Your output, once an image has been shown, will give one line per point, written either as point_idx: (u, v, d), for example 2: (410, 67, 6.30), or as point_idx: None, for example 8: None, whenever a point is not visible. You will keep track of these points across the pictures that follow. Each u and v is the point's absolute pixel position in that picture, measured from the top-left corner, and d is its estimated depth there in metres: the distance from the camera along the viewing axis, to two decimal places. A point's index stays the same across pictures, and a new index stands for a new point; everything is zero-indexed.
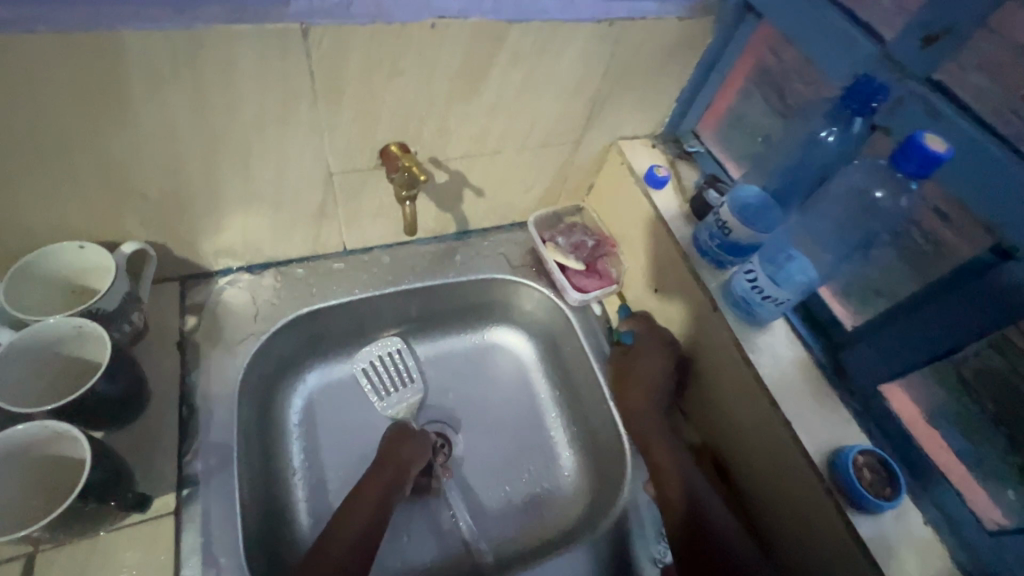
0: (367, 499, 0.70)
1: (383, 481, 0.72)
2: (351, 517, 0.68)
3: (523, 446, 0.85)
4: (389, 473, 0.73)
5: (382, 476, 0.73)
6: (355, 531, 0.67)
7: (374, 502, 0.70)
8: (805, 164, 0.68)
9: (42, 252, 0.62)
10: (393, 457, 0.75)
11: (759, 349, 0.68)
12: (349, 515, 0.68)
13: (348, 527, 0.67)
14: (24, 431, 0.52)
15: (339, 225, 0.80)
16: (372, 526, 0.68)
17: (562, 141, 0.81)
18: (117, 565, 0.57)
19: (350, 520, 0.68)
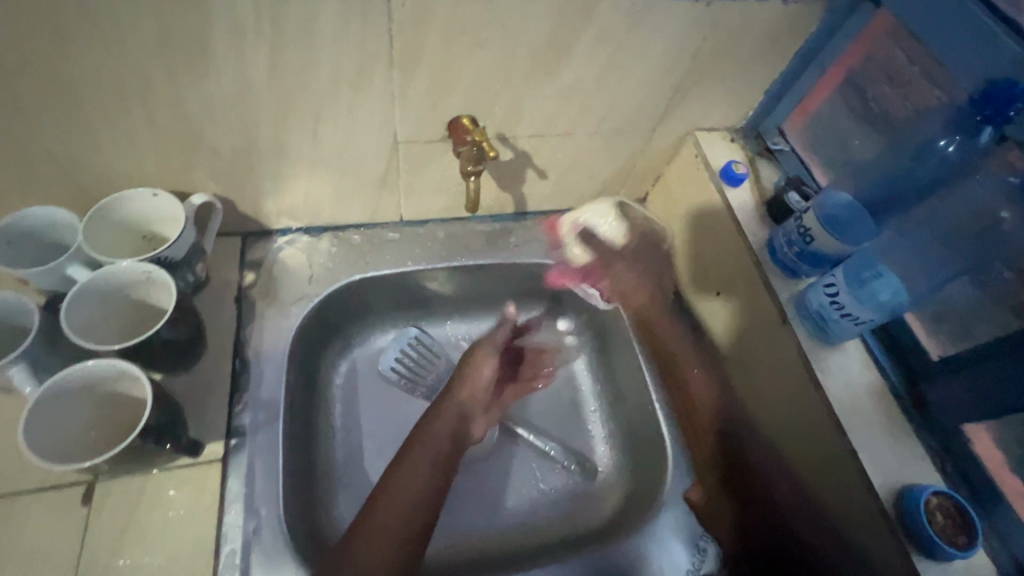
0: (425, 454, 0.66)
1: (441, 440, 0.68)
2: (408, 473, 0.64)
3: (558, 435, 0.83)
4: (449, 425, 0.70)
5: (439, 433, 0.68)
6: (412, 489, 0.63)
7: (430, 460, 0.66)
8: (914, 174, 0.62)
9: (118, 196, 0.63)
10: (447, 415, 0.71)
11: (830, 369, 0.63)
12: (406, 472, 0.64)
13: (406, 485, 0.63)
14: (93, 368, 0.54)
15: (399, 196, 0.79)
16: (428, 485, 0.64)
17: (637, 127, 0.77)
18: (167, 503, 0.60)
19: (405, 477, 0.63)
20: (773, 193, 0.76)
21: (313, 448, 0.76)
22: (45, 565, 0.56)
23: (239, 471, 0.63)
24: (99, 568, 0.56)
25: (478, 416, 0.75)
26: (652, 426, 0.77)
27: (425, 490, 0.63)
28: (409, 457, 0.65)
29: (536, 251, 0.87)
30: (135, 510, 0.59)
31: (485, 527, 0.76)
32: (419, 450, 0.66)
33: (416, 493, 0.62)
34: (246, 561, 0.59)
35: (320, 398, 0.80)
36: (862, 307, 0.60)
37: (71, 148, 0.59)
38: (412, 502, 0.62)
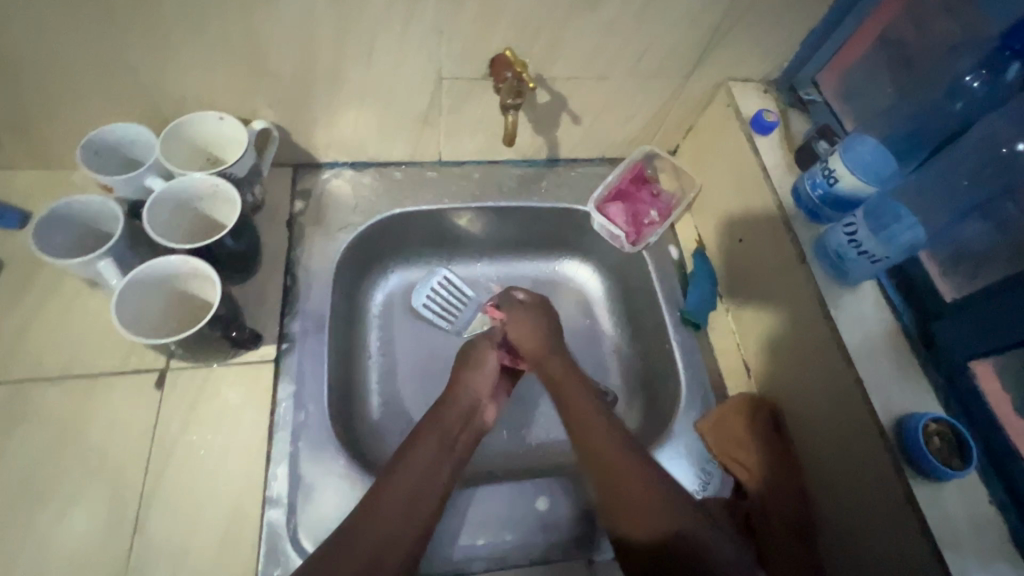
0: (432, 443, 0.67)
1: (449, 427, 0.69)
2: (415, 458, 0.65)
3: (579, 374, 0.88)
4: (458, 413, 0.71)
5: (448, 419, 0.70)
6: (418, 474, 0.63)
7: (437, 447, 0.67)
8: (924, 126, 0.66)
9: (188, 117, 0.69)
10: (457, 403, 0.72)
11: (843, 306, 0.66)
12: (414, 457, 0.65)
13: (411, 469, 0.64)
14: (171, 265, 0.61)
15: (439, 133, 0.83)
16: (438, 469, 0.65)
17: (671, 74, 0.79)
18: (228, 392, 0.68)
19: (413, 462, 0.64)
20: (801, 142, 0.78)
21: (352, 364, 0.83)
22: (126, 435, 0.64)
23: (289, 371, 0.70)
24: (171, 441, 0.64)
25: (486, 402, 0.74)
26: (669, 362, 0.82)
27: (433, 475, 0.64)
28: (418, 444, 0.66)
29: (565, 196, 0.91)
30: (200, 397, 0.67)
31: (502, 447, 0.82)
32: (425, 437, 0.67)
33: (423, 477, 0.63)
34: (295, 446, 0.66)
35: (359, 321, 0.87)
36: (880, 244, 0.62)
37: (151, 68, 0.65)
38: (421, 484, 0.63)
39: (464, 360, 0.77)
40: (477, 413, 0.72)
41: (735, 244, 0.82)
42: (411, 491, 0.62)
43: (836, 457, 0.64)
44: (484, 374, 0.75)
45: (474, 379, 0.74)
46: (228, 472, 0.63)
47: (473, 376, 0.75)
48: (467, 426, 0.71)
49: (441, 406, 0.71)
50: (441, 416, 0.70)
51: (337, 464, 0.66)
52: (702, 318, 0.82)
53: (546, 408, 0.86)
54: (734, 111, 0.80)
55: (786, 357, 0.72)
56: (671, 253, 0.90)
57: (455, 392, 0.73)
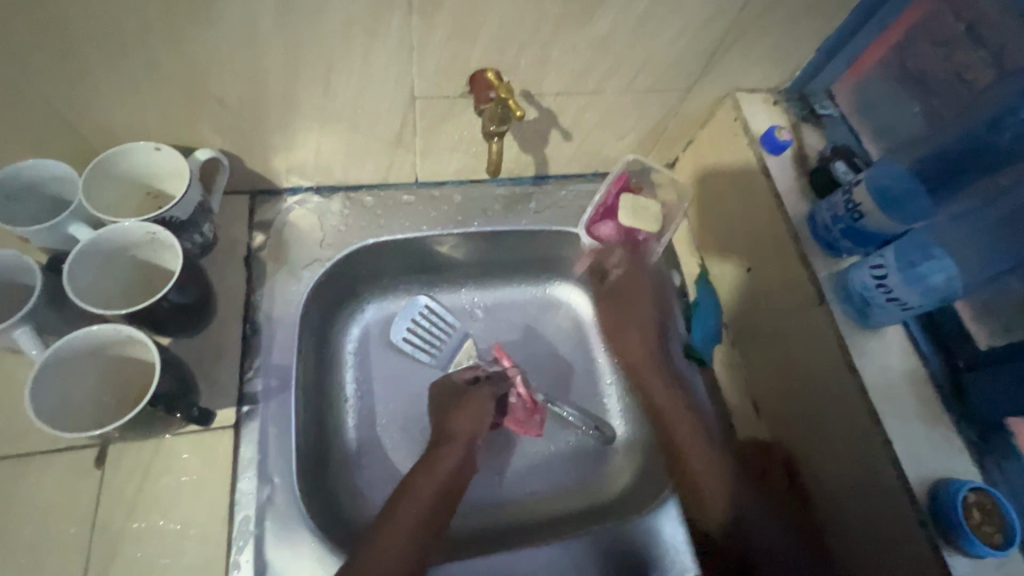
0: (429, 482, 0.67)
1: (443, 473, 0.68)
2: (414, 499, 0.65)
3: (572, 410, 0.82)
4: (455, 457, 0.70)
5: (444, 464, 0.69)
6: (416, 515, 0.63)
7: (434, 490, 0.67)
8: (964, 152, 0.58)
9: (116, 150, 0.59)
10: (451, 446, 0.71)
11: (867, 354, 0.60)
12: (411, 496, 0.65)
13: (410, 513, 0.63)
14: (98, 332, 0.52)
15: (414, 155, 0.74)
16: (437, 507, 0.65)
17: (673, 86, 0.71)
18: (180, 469, 0.59)
19: (409, 504, 0.64)
20: (816, 162, 0.71)
21: (325, 414, 0.75)
22: (61, 526, 0.56)
23: (252, 437, 0.62)
24: (115, 530, 0.56)
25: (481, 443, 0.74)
26: (672, 402, 0.76)
27: (426, 518, 0.64)
28: (413, 481, 0.67)
29: (556, 218, 0.83)
30: (147, 476, 0.58)
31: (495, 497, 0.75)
32: (420, 478, 0.67)
33: (419, 521, 0.63)
34: (259, 527, 0.58)
35: (332, 364, 0.79)
36: (911, 291, 0.56)
37: (65, 97, 0.54)
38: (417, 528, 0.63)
39: (452, 402, 0.75)
40: (470, 452, 0.72)
41: (743, 273, 0.75)
42: (410, 533, 0.62)
43: (861, 516, 0.59)
44: (473, 418, 0.74)
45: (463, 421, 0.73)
46: (183, 563, 0.56)
47: (472, 419, 0.73)
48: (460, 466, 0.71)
49: (438, 444, 0.71)
50: (438, 454, 0.70)
51: (309, 546, 0.59)
52: (707, 352, 0.77)
53: (541, 450, 0.78)
54: (742, 126, 0.73)
55: (801, 400, 0.66)
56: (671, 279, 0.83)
57: (450, 433, 0.72)
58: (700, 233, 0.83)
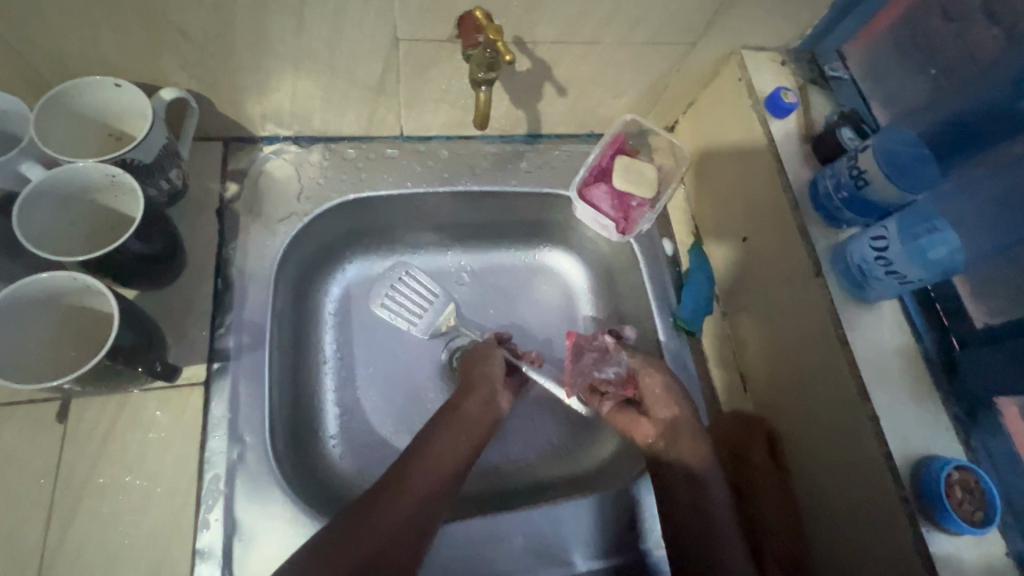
0: (453, 427, 0.64)
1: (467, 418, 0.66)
2: (436, 447, 0.62)
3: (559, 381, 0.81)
4: (480, 402, 0.68)
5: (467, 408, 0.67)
6: (439, 460, 0.61)
7: (458, 431, 0.64)
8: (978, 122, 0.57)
9: (74, 83, 0.54)
10: (478, 391, 0.69)
11: (860, 329, 0.58)
12: (438, 441, 0.62)
13: (428, 461, 0.60)
14: (51, 280, 0.49)
15: (398, 105, 0.70)
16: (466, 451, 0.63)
17: (676, 40, 0.67)
18: (146, 425, 0.57)
19: (433, 449, 0.62)
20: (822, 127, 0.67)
21: (302, 374, 0.73)
22: (21, 479, 0.54)
23: (223, 394, 0.60)
24: (78, 485, 0.54)
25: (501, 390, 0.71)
26: None
27: (446, 463, 0.61)
28: (438, 427, 0.64)
29: (547, 179, 0.79)
30: (111, 431, 0.56)
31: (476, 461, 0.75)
32: (445, 423, 0.65)
33: (442, 463, 0.61)
34: (230, 486, 0.57)
35: (310, 324, 0.76)
36: (912, 264, 0.54)
37: (8, 21, 0.49)
38: (438, 471, 0.60)
39: (476, 352, 0.73)
40: (495, 398, 0.70)
41: (737, 243, 0.73)
42: (432, 474, 0.59)
43: (836, 487, 0.59)
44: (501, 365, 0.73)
45: (490, 368, 0.72)
46: (150, 520, 0.54)
47: (488, 370, 0.71)
48: (487, 413, 0.68)
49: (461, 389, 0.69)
50: (455, 408, 0.67)
51: (280, 506, 0.57)
52: (697, 325, 0.74)
53: (516, 417, 0.79)
54: (747, 87, 0.69)
55: (789, 375, 0.65)
56: (663, 247, 0.80)
57: (474, 379, 0.70)
58: (696, 200, 0.80)
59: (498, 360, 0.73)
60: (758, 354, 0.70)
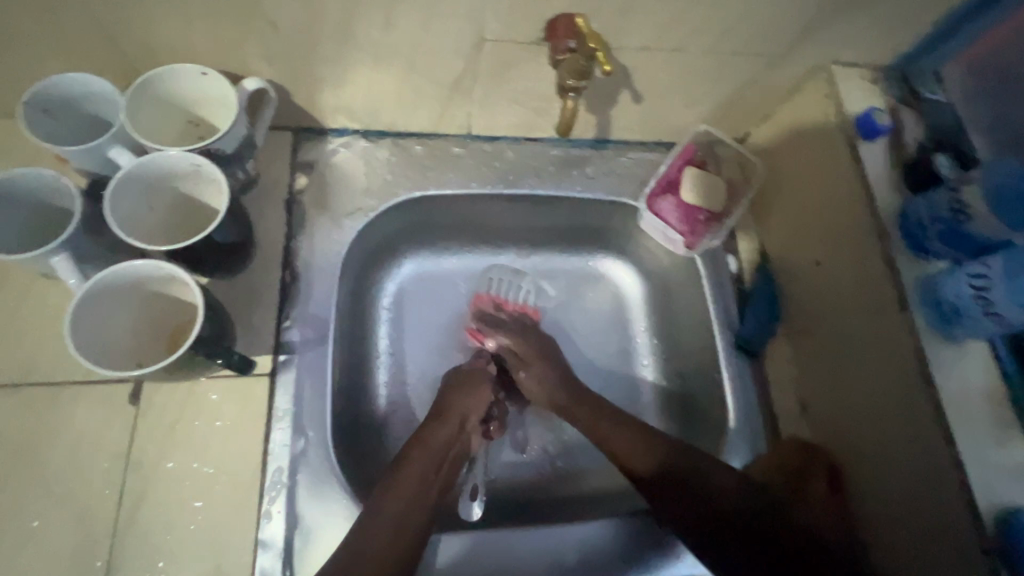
0: (421, 462, 0.61)
1: (434, 451, 0.63)
2: (404, 489, 0.58)
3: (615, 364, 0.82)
4: (446, 435, 0.64)
5: (434, 441, 0.63)
6: (409, 502, 0.57)
7: (424, 471, 0.61)
8: None
9: (163, 70, 0.54)
10: (444, 423, 0.65)
11: (948, 368, 0.56)
12: (404, 476, 0.59)
13: (395, 502, 0.57)
14: (139, 267, 0.50)
15: (471, 104, 0.69)
16: (432, 484, 0.61)
17: (765, 52, 0.64)
18: (213, 412, 0.58)
19: (402, 488, 0.58)
20: (913, 152, 0.64)
21: (357, 369, 0.73)
22: (94, 459, 0.55)
23: (288, 387, 0.60)
24: (147, 469, 0.55)
25: (472, 427, 0.67)
26: (716, 392, 0.73)
27: (417, 509, 0.57)
28: (403, 471, 0.60)
29: (610, 186, 0.78)
30: (180, 416, 0.57)
31: (520, 467, 0.74)
32: (414, 461, 0.61)
33: (406, 505, 0.57)
34: (292, 479, 0.57)
35: (366, 319, 0.76)
36: (1011, 305, 0.53)
37: (108, 6, 0.49)
38: (410, 514, 0.57)
39: (460, 384, 0.70)
40: (465, 433, 0.66)
41: (809, 266, 0.70)
42: (398, 517, 0.56)
43: (910, 530, 0.57)
44: (482, 402, 0.69)
45: (469, 403, 0.68)
46: (215, 508, 0.55)
47: (460, 403, 0.67)
48: (453, 451, 0.64)
49: (432, 419, 0.66)
50: (423, 443, 0.63)
51: (339, 503, 0.58)
52: (760, 347, 0.72)
53: (558, 427, 0.77)
54: (834, 105, 0.66)
55: (860, 408, 0.63)
56: (728, 263, 0.77)
57: (448, 410, 0.66)
58: (765, 217, 0.78)
59: (477, 394, 0.69)
60: (823, 382, 0.68)
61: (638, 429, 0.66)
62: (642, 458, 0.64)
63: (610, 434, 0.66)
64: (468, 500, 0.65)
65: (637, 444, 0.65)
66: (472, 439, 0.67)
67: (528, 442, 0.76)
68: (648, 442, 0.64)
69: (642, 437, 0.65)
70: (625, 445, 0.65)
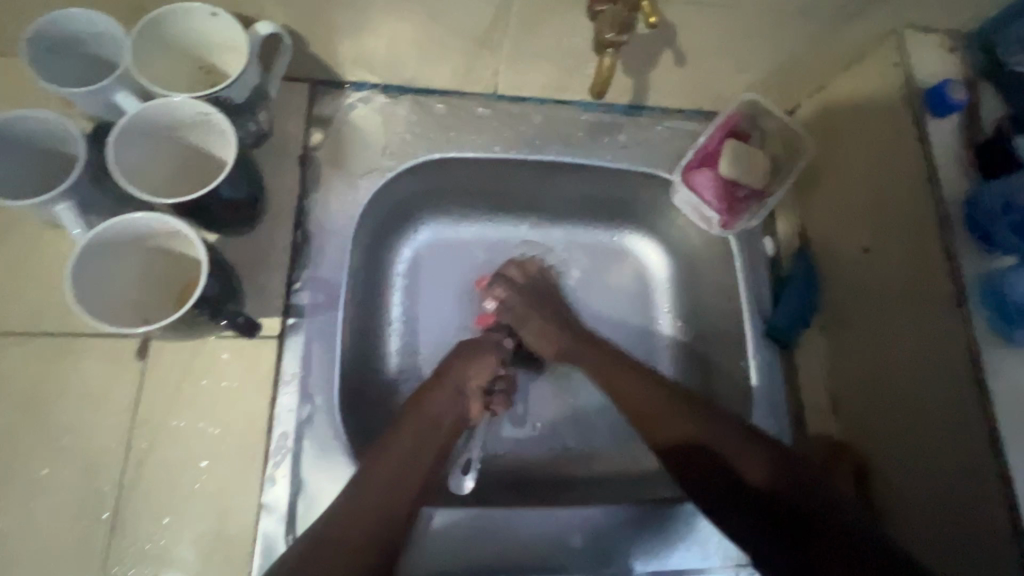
0: (416, 426, 0.60)
1: (430, 416, 0.61)
2: (394, 457, 0.56)
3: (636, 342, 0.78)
4: (444, 400, 0.62)
5: (433, 407, 0.62)
6: (399, 469, 0.56)
7: (419, 437, 0.59)
8: None
9: (169, 9, 0.50)
10: (443, 390, 0.63)
11: (1005, 374, 0.51)
12: (400, 438, 0.58)
13: (386, 470, 0.55)
14: (143, 220, 0.47)
15: (499, 60, 0.63)
16: (426, 451, 0.59)
17: (829, 11, 0.57)
18: (221, 373, 0.57)
19: (395, 453, 0.57)
20: (989, 134, 0.57)
21: (368, 336, 0.71)
22: (101, 414, 0.54)
23: (296, 351, 0.59)
24: (154, 425, 0.55)
25: (472, 397, 0.64)
26: (741, 382, 0.69)
27: (406, 478, 0.56)
28: (400, 431, 0.59)
29: (644, 156, 0.72)
30: (187, 375, 0.56)
31: (529, 445, 0.73)
32: (409, 426, 0.59)
33: (397, 472, 0.55)
34: (297, 445, 0.56)
35: (379, 284, 0.73)
36: None
37: None
38: (399, 485, 0.55)
39: (465, 352, 0.67)
40: (464, 401, 0.63)
41: (856, 254, 0.64)
42: (391, 483, 0.55)
43: (942, 535, 0.55)
44: (485, 371, 0.66)
45: (469, 371, 0.65)
46: (220, 468, 0.54)
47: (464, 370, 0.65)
48: (449, 418, 0.62)
49: (429, 385, 0.64)
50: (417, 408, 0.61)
51: (344, 470, 0.57)
52: (793, 337, 0.68)
53: (570, 403, 0.75)
54: (904, 75, 0.59)
55: (897, 412, 0.59)
56: (764, 245, 0.72)
57: (444, 377, 0.64)
58: (809, 197, 0.72)
59: (479, 364, 0.66)
60: (857, 380, 0.63)
61: (661, 398, 0.63)
62: (667, 432, 0.61)
63: (631, 398, 0.64)
64: (461, 474, 0.65)
65: (665, 416, 0.62)
66: (472, 408, 0.64)
67: (539, 418, 0.74)
68: (676, 415, 0.62)
69: (671, 409, 0.62)
70: (652, 413, 0.62)
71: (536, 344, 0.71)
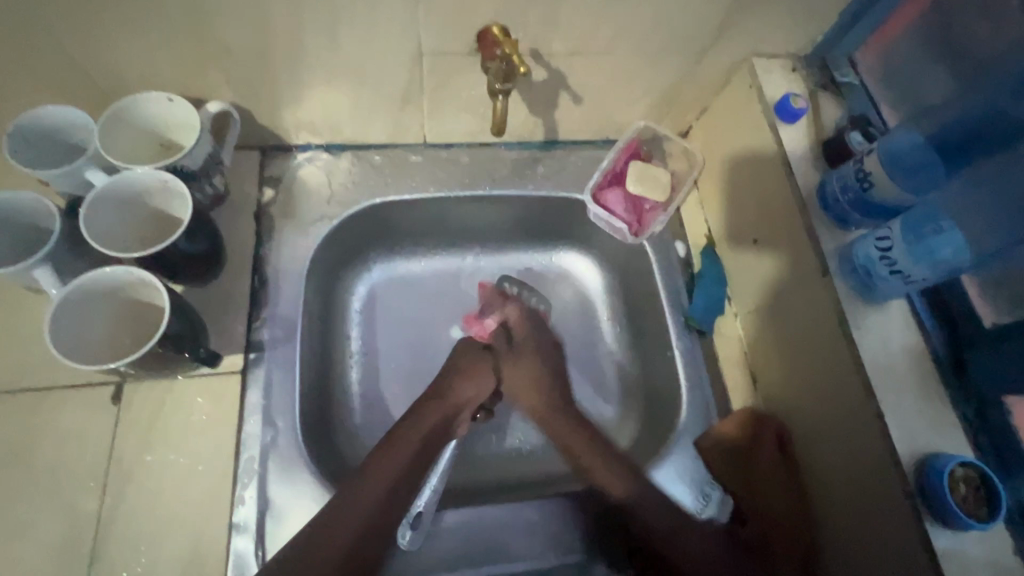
0: (409, 445, 0.62)
1: (427, 429, 0.65)
2: (371, 487, 0.58)
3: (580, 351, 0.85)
4: (439, 416, 0.66)
5: (404, 440, 0.63)
6: (372, 499, 0.58)
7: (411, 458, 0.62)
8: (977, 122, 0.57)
9: (132, 99, 0.60)
10: (448, 399, 0.67)
11: (868, 328, 0.59)
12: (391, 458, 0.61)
13: (353, 507, 0.57)
14: (111, 272, 0.55)
15: (422, 114, 0.74)
16: (402, 485, 0.60)
17: (686, 49, 0.69)
18: (191, 409, 0.62)
19: (361, 496, 0.57)
20: (832, 132, 0.69)
21: (329, 368, 0.77)
22: (80, 456, 0.59)
23: (258, 383, 0.65)
24: (129, 461, 0.60)
25: (462, 414, 0.68)
26: (669, 369, 0.76)
27: (393, 503, 0.59)
28: (394, 448, 0.62)
29: (560, 183, 0.82)
30: (160, 413, 0.62)
31: (491, 455, 0.78)
32: (400, 439, 0.63)
33: (373, 508, 0.57)
34: (262, 466, 0.62)
35: (337, 321, 0.80)
36: (916, 264, 0.56)
37: (80, 46, 0.55)
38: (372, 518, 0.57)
39: (464, 367, 0.71)
40: (456, 420, 0.68)
41: (749, 245, 0.74)
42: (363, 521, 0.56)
43: (846, 487, 0.60)
44: (481, 389, 0.70)
45: (470, 389, 0.70)
46: (190, 494, 0.59)
47: (476, 392, 0.70)
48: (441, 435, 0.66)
49: (430, 400, 0.67)
50: (404, 434, 0.63)
51: (307, 484, 0.62)
52: (708, 324, 0.76)
53: None
54: (757, 92, 0.71)
55: (797, 376, 0.66)
56: (676, 248, 0.82)
57: (439, 399, 0.67)
58: (708, 202, 0.82)
59: (478, 386, 0.70)
60: (765, 355, 0.71)
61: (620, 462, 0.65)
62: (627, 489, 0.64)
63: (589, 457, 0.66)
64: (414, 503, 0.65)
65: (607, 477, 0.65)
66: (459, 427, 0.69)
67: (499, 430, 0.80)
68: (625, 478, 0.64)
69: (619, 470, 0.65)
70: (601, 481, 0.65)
71: (519, 386, 0.72)
